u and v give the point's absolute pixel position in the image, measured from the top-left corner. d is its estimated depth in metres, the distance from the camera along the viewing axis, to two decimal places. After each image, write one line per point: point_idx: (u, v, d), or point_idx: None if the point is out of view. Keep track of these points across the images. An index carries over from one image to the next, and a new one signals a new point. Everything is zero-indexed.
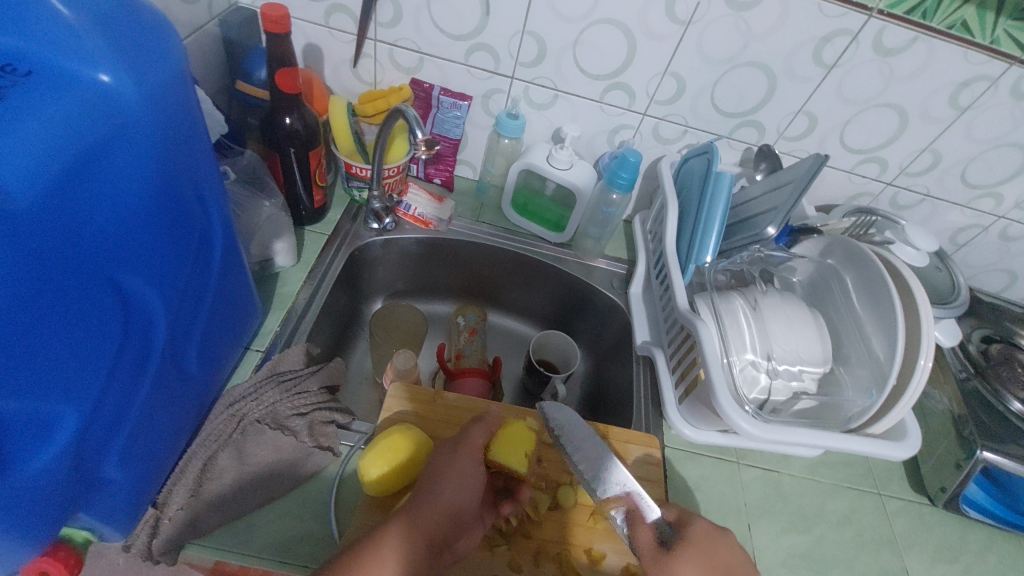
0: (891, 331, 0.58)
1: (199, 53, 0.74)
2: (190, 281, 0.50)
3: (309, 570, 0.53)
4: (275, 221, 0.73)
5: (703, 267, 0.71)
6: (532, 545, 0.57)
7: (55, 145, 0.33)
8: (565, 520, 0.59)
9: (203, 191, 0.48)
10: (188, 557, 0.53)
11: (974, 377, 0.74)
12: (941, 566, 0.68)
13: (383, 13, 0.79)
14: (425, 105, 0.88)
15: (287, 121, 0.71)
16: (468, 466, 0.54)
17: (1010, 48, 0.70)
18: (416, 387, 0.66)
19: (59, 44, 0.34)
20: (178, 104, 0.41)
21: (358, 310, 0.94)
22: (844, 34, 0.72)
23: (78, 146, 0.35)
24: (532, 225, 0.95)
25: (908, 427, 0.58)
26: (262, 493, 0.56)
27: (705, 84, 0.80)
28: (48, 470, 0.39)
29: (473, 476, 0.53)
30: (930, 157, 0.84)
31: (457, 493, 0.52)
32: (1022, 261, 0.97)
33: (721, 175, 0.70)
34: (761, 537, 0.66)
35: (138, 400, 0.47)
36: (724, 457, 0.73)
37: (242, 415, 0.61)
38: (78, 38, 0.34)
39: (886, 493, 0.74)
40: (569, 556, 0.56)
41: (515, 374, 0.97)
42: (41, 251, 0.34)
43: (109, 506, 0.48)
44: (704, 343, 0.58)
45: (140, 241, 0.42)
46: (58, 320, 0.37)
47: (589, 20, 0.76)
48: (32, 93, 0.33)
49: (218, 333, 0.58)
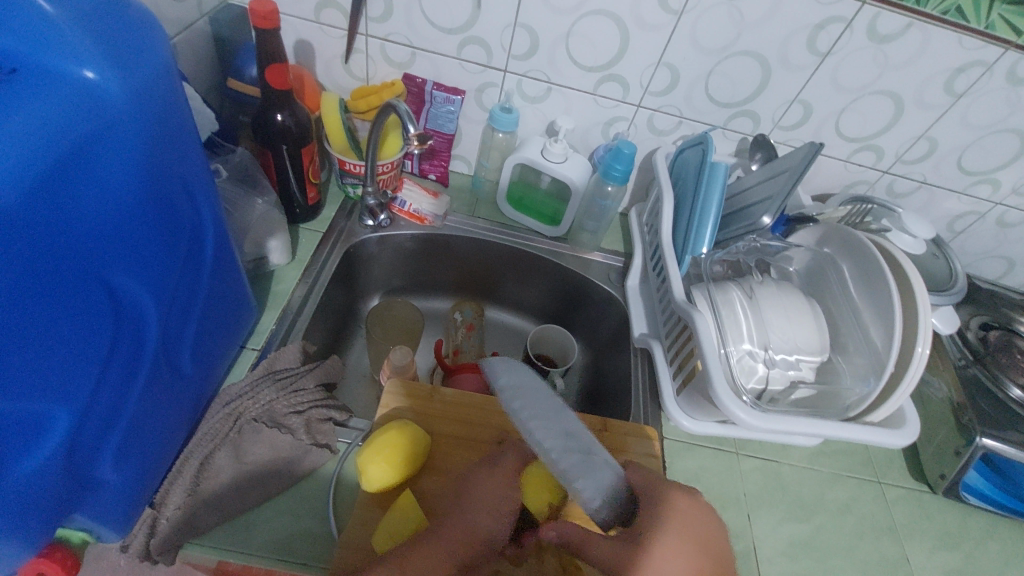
0: (888, 319, 0.58)
1: (189, 51, 0.74)
2: (182, 279, 0.50)
3: (308, 568, 0.53)
4: (268, 219, 0.73)
5: (699, 258, 0.70)
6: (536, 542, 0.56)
7: (43, 145, 0.33)
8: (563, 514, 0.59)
9: (193, 189, 0.48)
10: (187, 557, 0.53)
11: (973, 363, 0.74)
12: (942, 553, 0.68)
13: (374, 8, 0.79)
14: (417, 100, 0.87)
15: (279, 118, 0.70)
16: (500, 488, 0.51)
17: (1005, 33, 0.70)
18: (412, 383, 0.66)
19: (44, 41, 0.34)
20: (166, 101, 0.41)
21: (355, 307, 0.94)
22: (837, 21, 0.72)
23: (65, 144, 0.34)
24: (528, 219, 0.95)
25: (905, 413, 0.59)
26: (261, 492, 0.55)
27: (699, 74, 0.80)
28: (40, 471, 0.39)
29: (508, 499, 0.51)
30: (926, 144, 0.84)
31: (492, 518, 0.50)
32: (1020, 247, 0.97)
33: (715, 166, 0.70)
34: (760, 527, 0.67)
35: (131, 399, 0.46)
36: (723, 448, 0.73)
37: (238, 414, 0.60)
38: (62, 35, 0.34)
39: (886, 481, 0.74)
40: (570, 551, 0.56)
41: None
42: (30, 250, 0.34)
43: (103, 506, 0.48)
44: (701, 334, 0.58)
45: (129, 239, 0.42)
46: (48, 319, 0.36)
47: (581, 12, 0.75)
48: (17, 90, 0.33)
49: (211, 331, 0.58)
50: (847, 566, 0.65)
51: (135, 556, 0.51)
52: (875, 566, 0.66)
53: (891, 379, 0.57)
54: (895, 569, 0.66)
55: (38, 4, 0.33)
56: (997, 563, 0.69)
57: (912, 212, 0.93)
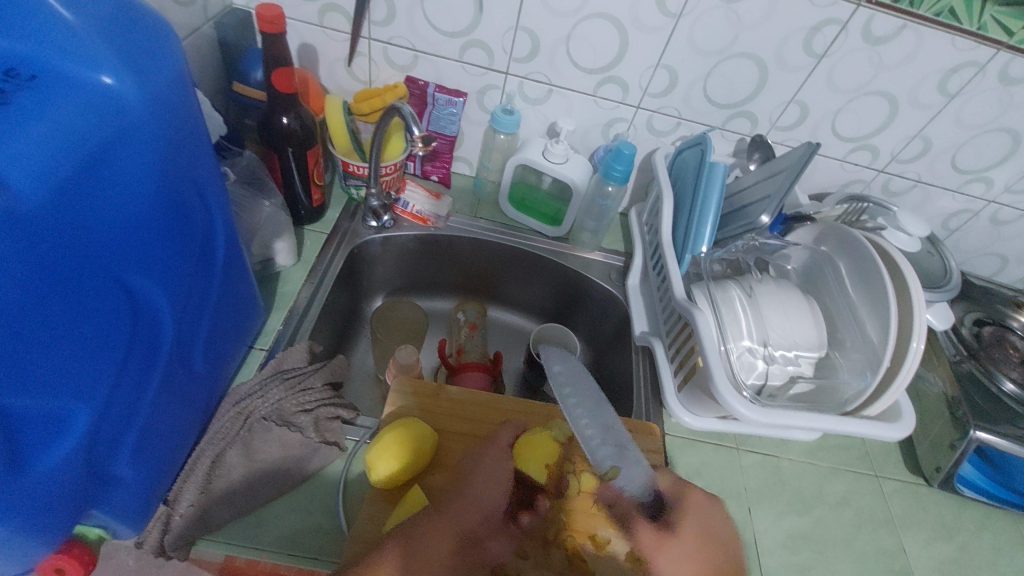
0: (884, 316, 0.59)
1: (195, 55, 0.75)
2: (196, 279, 0.51)
3: (319, 561, 0.54)
4: (275, 220, 0.74)
5: (700, 256, 0.71)
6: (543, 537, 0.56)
7: (63, 149, 0.34)
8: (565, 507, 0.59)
9: (205, 192, 0.49)
10: (200, 553, 0.54)
11: (968, 359, 0.75)
12: (937, 545, 0.69)
13: (376, 12, 0.79)
14: (420, 102, 0.88)
15: (285, 121, 0.71)
16: (499, 462, 0.54)
17: (997, 34, 0.71)
18: (419, 381, 0.67)
19: (63, 48, 0.35)
20: (180, 106, 0.42)
21: (359, 307, 0.94)
22: (833, 23, 0.73)
23: (85, 150, 0.35)
24: (529, 219, 0.96)
25: (901, 407, 0.60)
26: (268, 493, 0.56)
27: (698, 75, 0.81)
28: (63, 467, 0.40)
29: (502, 471, 0.53)
30: (920, 143, 0.85)
31: (491, 490, 0.51)
32: (1012, 244, 0.98)
33: (716, 166, 0.71)
34: (761, 520, 0.68)
35: (146, 399, 0.47)
36: (724, 443, 0.74)
37: (248, 413, 0.61)
38: (79, 41, 0.35)
39: (883, 475, 0.75)
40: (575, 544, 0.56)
41: (515, 368, 0.98)
42: (49, 251, 0.35)
43: (119, 505, 0.49)
44: (702, 331, 0.59)
45: (145, 239, 0.42)
46: (66, 321, 0.37)
47: (581, 15, 0.76)
48: (33, 98, 0.34)
49: (222, 332, 0.59)
50: (845, 559, 0.66)
51: (150, 552, 0.52)
52: (871, 557, 0.67)
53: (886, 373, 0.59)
54: (891, 560, 0.67)
55: (54, 11, 0.34)
56: (991, 553, 0.70)
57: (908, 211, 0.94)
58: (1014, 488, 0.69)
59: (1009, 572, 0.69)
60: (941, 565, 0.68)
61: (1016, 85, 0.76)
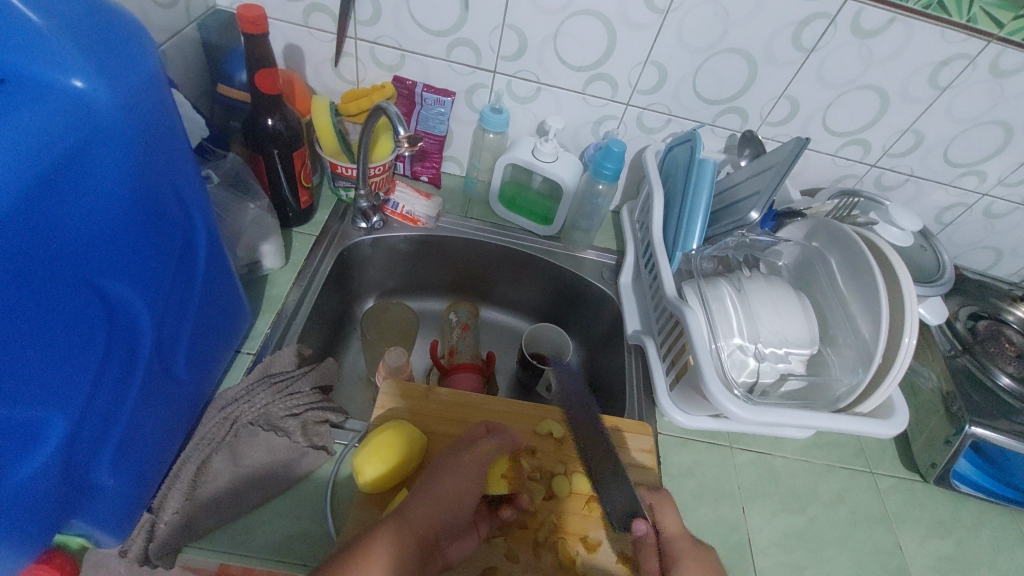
0: (875, 312, 0.63)
1: (179, 56, 0.81)
2: (174, 289, 0.55)
3: (307, 567, 0.58)
4: (261, 223, 0.79)
5: (689, 254, 0.78)
6: (531, 537, 0.62)
7: (35, 149, 0.37)
8: (559, 509, 0.64)
9: (184, 196, 0.53)
10: (186, 561, 0.58)
11: (962, 353, 0.80)
12: (933, 540, 0.74)
13: (362, 12, 0.84)
14: (408, 102, 0.93)
15: (269, 122, 0.76)
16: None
17: (987, 25, 0.74)
18: (407, 385, 0.73)
19: (33, 52, 0.38)
20: (152, 112, 0.45)
21: (349, 310, 1.00)
22: (822, 17, 0.76)
23: (58, 148, 0.38)
24: (521, 218, 1.01)
25: (894, 402, 0.65)
26: (377, 497, 0.61)
27: (688, 71, 0.85)
28: (42, 473, 0.43)
29: (473, 490, 0.57)
30: (912, 137, 0.89)
31: (457, 506, 0.56)
32: (1007, 237, 1.03)
33: (704, 164, 0.78)
34: (754, 519, 0.72)
35: (126, 404, 0.51)
36: (717, 442, 0.78)
37: (234, 418, 0.66)
38: (47, 43, 0.38)
39: (878, 471, 0.80)
40: (565, 545, 0.62)
41: (509, 369, 1.03)
42: (27, 267, 0.38)
43: (104, 514, 0.53)
44: (692, 329, 0.64)
45: (121, 255, 0.46)
46: (39, 348, 0.40)
47: (568, 12, 0.80)
48: (15, 100, 0.37)
49: (205, 338, 0.63)
50: (840, 558, 0.70)
51: (135, 559, 0.55)
52: (867, 555, 0.71)
53: (878, 368, 0.63)
54: (886, 556, 0.71)
55: (25, 16, 0.37)
56: (988, 552, 0.74)
57: (901, 204, 0.99)
58: (1013, 485, 0.74)
59: (1006, 569, 0.73)
60: (938, 563, 0.72)
61: (1008, 77, 0.79)
